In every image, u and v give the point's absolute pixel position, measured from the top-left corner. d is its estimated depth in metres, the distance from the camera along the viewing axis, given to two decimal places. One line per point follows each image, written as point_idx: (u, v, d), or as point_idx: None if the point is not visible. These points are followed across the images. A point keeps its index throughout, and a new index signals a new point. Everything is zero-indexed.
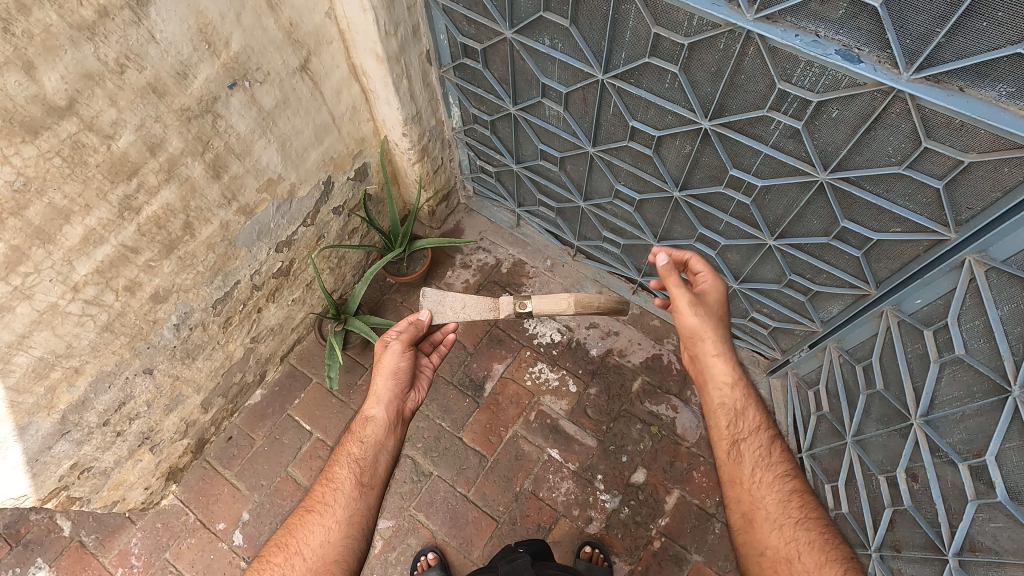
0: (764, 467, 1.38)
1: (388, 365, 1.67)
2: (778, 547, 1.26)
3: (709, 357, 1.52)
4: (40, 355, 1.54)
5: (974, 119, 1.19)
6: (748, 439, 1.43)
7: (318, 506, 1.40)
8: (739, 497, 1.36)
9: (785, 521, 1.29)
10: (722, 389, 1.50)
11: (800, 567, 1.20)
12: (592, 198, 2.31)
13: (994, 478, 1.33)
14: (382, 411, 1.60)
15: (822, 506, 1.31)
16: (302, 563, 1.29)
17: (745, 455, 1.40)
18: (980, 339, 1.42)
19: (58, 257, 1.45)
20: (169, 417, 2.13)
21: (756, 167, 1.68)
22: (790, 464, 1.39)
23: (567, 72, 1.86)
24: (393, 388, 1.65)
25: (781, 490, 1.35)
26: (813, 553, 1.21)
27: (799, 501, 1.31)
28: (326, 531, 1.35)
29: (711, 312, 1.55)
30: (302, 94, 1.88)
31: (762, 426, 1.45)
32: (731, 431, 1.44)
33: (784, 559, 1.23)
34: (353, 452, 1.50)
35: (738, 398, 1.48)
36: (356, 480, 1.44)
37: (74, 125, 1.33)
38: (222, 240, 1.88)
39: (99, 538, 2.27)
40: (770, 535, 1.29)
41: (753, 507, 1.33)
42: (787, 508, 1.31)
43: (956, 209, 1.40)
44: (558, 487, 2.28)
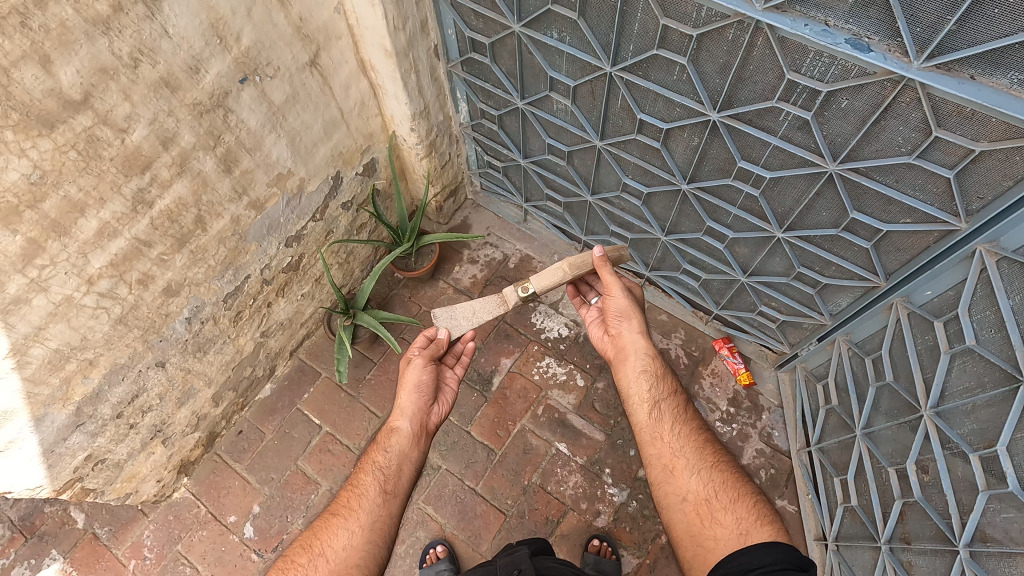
0: (682, 424, 1.52)
1: (411, 378, 1.67)
2: (698, 491, 1.37)
3: (631, 333, 1.67)
4: (55, 346, 1.56)
5: (986, 107, 1.19)
6: (665, 401, 1.57)
7: (343, 511, 1.44)
8: (660, 453, 1.47)
9: (701, 466, 1.42)
10: (644, 358, 1.63)
11: (719, 505, 1.33)
12: (599, 192, 2.31)
13: (1006, 468, 1.32)
14: (405, 422, 1.62)
15: (728, 453, 1.48)
16: (325, 564, 1.32)
17: (665, 415, 1.54)
18: (991, 329, 1.42)
19: (73, 250, 1.47)
20: (181, 410, 2.15)
21: (765, 158, 1.68)
22: (700, 422, 1.56)
23: (575, 66, 1.86)
24: (417, 401, 1.65)
25: (696, 441, 1.49)
26: (727, 491, 1.36)
27: (711, 450, 1.47)
28: (350, 534, 1.38)
29: (632, 297, 1.73)
30: (311, 88, 1.89)
31: (678, 390, 1.61)
32: (652, 394, 1.57)
33: (704, 501, 1.35)
34: (377, 461, 1.53)
35: (657, 365, 1.62)
36: (380, 488, 1.47)
37: (89, 119, 1.35)
38: (233, 234, 1.90)
39: (112, 530, 2.29)
40: (689, 480, 1.40)
41: (673, 457, 1.45)
42: (701, 455, 1.45)
43: (967, 198, 1.40)
44: (567, 481, 2.29)
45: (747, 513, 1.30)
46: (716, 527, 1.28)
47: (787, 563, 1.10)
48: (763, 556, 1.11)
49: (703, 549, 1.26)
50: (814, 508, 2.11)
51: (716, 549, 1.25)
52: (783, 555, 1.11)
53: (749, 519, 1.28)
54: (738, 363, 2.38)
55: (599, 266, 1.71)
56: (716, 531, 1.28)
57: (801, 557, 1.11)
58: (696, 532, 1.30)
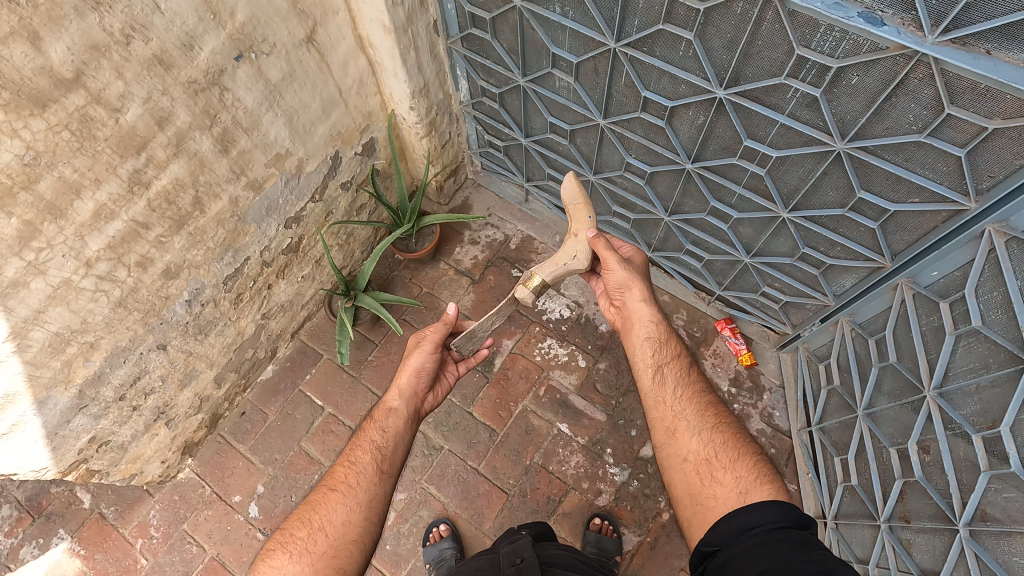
0: (684, 386, 1.52)
1: (414, 363, 1.67)
2: (699, 451, 1.37)
3: (635, 301, 1.65)
4: (56, 330, 1.55)
5: (1001, 83, 1.16)
6: (669, 365, 1.56)
7: (341, 487, 1.42)
8: (663, 415, 1.47)
9: (702, 427, 1.42)
10: (648, 325, 1.62)
11: (719, 464, 1.33)
12: (602, 171, 2.28)
13: (1008, 449, 1.32)
14: (403, 403, 1.62)
15: (731, 413, 1.47)
16: (325, 538, 1.31)
17: (669, 378, 1.53)
18: (997, 310, 1.41)
19: (70, 232, 1.45)
20: (184, 392, 2.16)
21: (771, 137, 1.66)
22: (704, 383, 1.55)
23: (578, 41, 1.82)
24: (416, 385, 1.66)
25: (699, 402, 1.48)
26: (728, 451, 1.35)
27: (713, 411, 1.46)
28: (348, 510, 1.37)
29: (634, 265, 1.70)
30: (308, 66, 1.85)
31: (681, 353, 1.60)
32: (655, 359, 1.57)
33: (704, 460, 1.35)
34: (374, 439, 1.51)
35: (661, 331, 1.61)
36: (377, 467, 1.46)
37: (82, 98, 1.32)
38: (232, 216, 1.88)
39: (118, 510, 2.32)
40: (690, 441, 1.39)
41: (675, 418, 1.45)
42: (703, 416, 1.45)
43: (978, 177, 1.38)
44: (568, 461, 2.30)
45: (747, 472, 1.29)
46: (715, 486, 1.28)
47: (788, 522, 1.10)
48: (767, 513, 1.11)
49: (703, 507, 1.27)
50: (813, 487, 2.13)
51: (715, 507, 1.25)
52: (785, 513, 1.11)
53: (748, 478, 1.28)
54: (740, 344, 2.38)
55: (593, 243, 1.66)
56: (716, 490, 1.28)
57: (800, 514, 1.13)
58: (696, 491, 1.31)
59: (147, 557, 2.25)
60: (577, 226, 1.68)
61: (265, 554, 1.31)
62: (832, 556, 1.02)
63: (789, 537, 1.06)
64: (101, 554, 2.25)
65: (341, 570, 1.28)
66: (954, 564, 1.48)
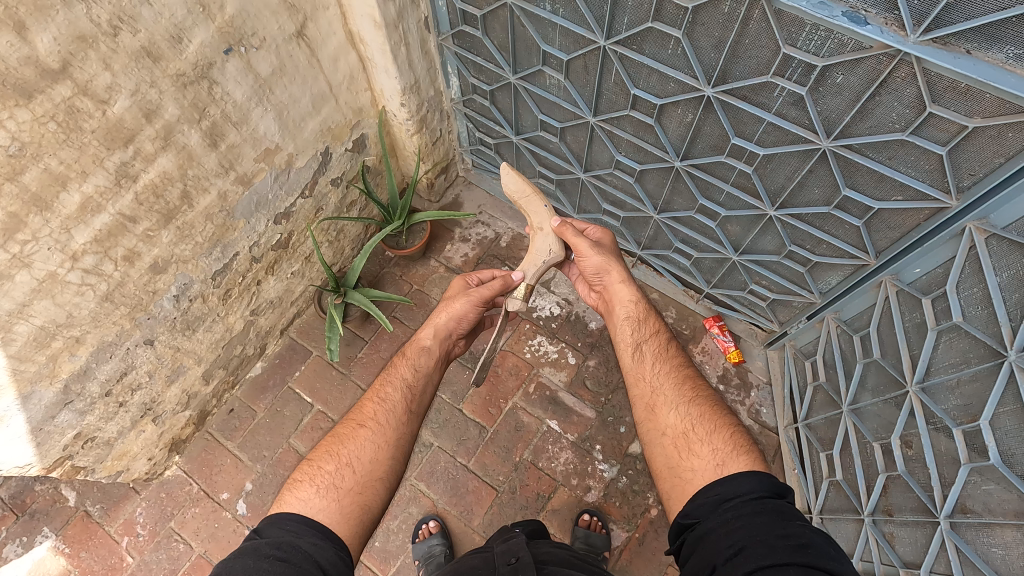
0: (663, 362, 1.54)
1: (458, 309, 1.70)
2: (677, 426, 1.37)
3: (614, 284, 1.68)
4: (40, 323, 1.54)
5: (980, 82, 1.19)
6: (648, 344, 1.58)
7: (370, 423, 1.46)
8: (642, 392, 1.48)
9: (679, 401, 1.43)
10: (628, 306, 1.65)
11: (696, 437, 1.33)
12: (592, 169, 2.30)
13: (988, 443, 1.34)
14: (436, 344, 1.69)
15: (710, 387, 1.49)
16: (352, 474, 1.34)
17: (647, 356, 1.55)
18: (978, 307, 1.43)
19: (55, 225, 1.44)
20: (171, 388, 2.14)
21: (758, 135, 1.68)
22: (682, 360, 1.57)
23: (568, 39, 1.83)
24: (451, 326, 1.71)
25: (676, 377, 1.50)
26: (705, 424, 1.36)
27: (691, 386, 1.47)
28: (376, 448, 1.41)
29: (607, 248, 1.73)
30: (299, 60, 1.85)
31: (660, 332, 1.62)
32: (634, 338, 1.59)
33: (682, 434, 1.35)
34: (406, 377, 1.59)
35: (641, 311, 1.64)
36: (406, 406, 1.52)
37: (68, 89, 1.31)
38: (221, 210, 1.87)
39: (104, 507, 2.30)
40: (669, 416, 1.40)
41: (654, 395, 1.46)
42: (681, 390, 1.46)
43: (958, 175, 1.40)
44: (557, 458, 2.31)
45: (724, 444, 1.29)
46: (693, 459, 1.29)
47: (766, 492, 1.13)
48: (744, 484, 1.14)
49: (681, 479, 1.27)
50: (800, 483, 2.15)
51: (693, 479, 1.25)
52: (763, 482, 1.15)
53: (724, 449, 1.28)
54: (728, 341, 2.40)
55: (560, 231, 1.67)
56: (693, 462, 1.28)
57: (776, 483, 1.15)
58: (675, 464, 1.31)
59: (133, 555, 2.23)
60: (536, 219, 1.68)
61: (291, 483, 1.33)
62: (808, 526, 1.04)
63: (766, 507, 1.09)
64: (86, 552, 2.23)
65: (369, 505, 1.32)
66: (936, 556, 1.51)
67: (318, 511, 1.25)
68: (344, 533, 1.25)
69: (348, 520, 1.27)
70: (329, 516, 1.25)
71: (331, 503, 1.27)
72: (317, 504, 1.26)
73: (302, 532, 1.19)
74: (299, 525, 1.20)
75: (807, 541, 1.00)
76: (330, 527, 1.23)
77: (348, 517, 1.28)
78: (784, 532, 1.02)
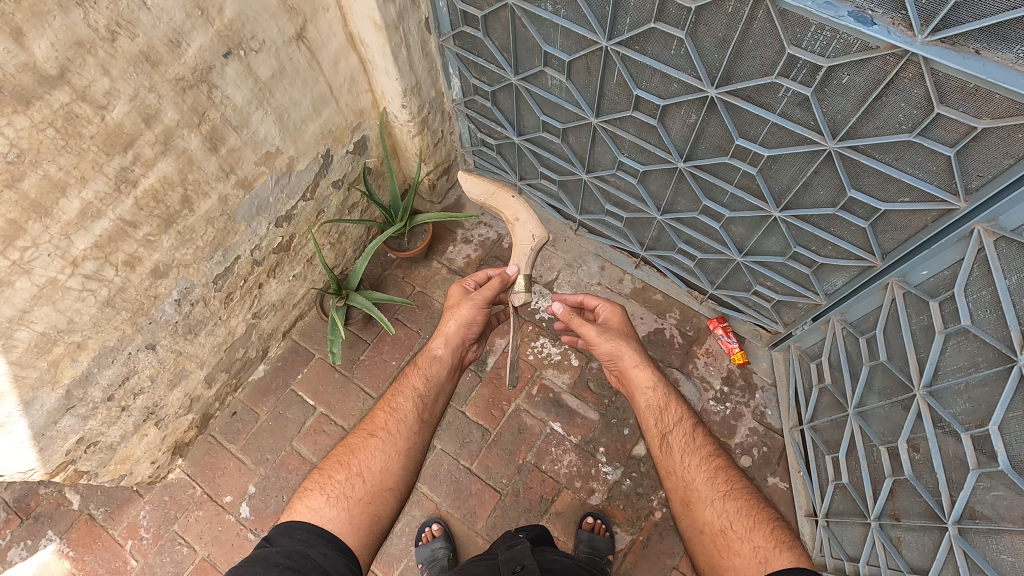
0: (692, 453, 1.55)
1: (465, 315, 1.70)
2: (715, 522, 1.42)
3: (630, 369, 1.69)
4: (42, 329, 1.53)
5: (989, 83, 1.16)
6: (673, 432, 1.60)
7: (381, 433, 1.50)
8: (676, 487, 1.52)
9: (715, 496, 1.46)
10: (647, 392, 1.66)
11: (735, 535, 1.37)
12: (594, 170, 2.28)
13: (997, 448, 1.32)
14: (447, 352, 1.69)
15: (743, 477, 1.51)
16: (362, 484, 1.38)
17: (673, 447, 1.57)
18: (987, 309, 1.41)
19: (55, 231, 1.43)
20: (174, 392, 2.14)
21: (763, 136, 1.66)
22: (713, 443, 1.59)
23: (570, 40, 1.81)
24: (462, 335, 1.71)
25: (708, 468, 1.52)
26: (742, 519, 1.40)
27: (724, 477, 1.50)
28: (387, 458, 1.45)
29: (614, 330, 1.74)
30: (299, 63, 1.84)
31: (685, 416, 1.62)
32: (659, 427, 1.61)
33: (721, 532, 1.40)
34: (418, 387, 1.61)
35: (661, 397, 1.64)
36: (417, 416, 1.56)
37: (66, 95, 1.30)
38: (221, 214, 1.86)
39: (108, 511, 2.30)
40: (705, 512, 1.45)
41: (688, 490, 1.50)
42: (715, 483, 1.49)
43: (967, 176, 1.38)
44: (561, 460, 2.30)
45: (765, 541, 1.34)
46: (735, 558, 1.33)
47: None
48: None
49: None
50: (805, 486, 2.13)
51: None
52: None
53: (766, 546, 1.32)
54: (732, 343, 2.38)
55: (567, 319, 1.69)
56: (735, 561, 1.33)
57: None
58: (717, 563, 1.36)
59: (137, 558, 2.23)
60: (510, 210, 1.77)
61: (304, 492, 1.37)
62: None
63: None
64: (90, 555, 2.24)
65: (378, 514, 1.36)
66: (944, 561, 1.49)
67: (328, 520, 1.29)
68: (355, 543, 1.29)
69: (358, 530, 1.31)
70: (339, 526, 1.29)
71: (341, 513, 1.31)
72: (328, 513, 1.31)
73: (312, 541, 1.23)
74: (309, 534, 1.24)
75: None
76: (340, 536, 1.27)
77: (358, 527, 1.32)
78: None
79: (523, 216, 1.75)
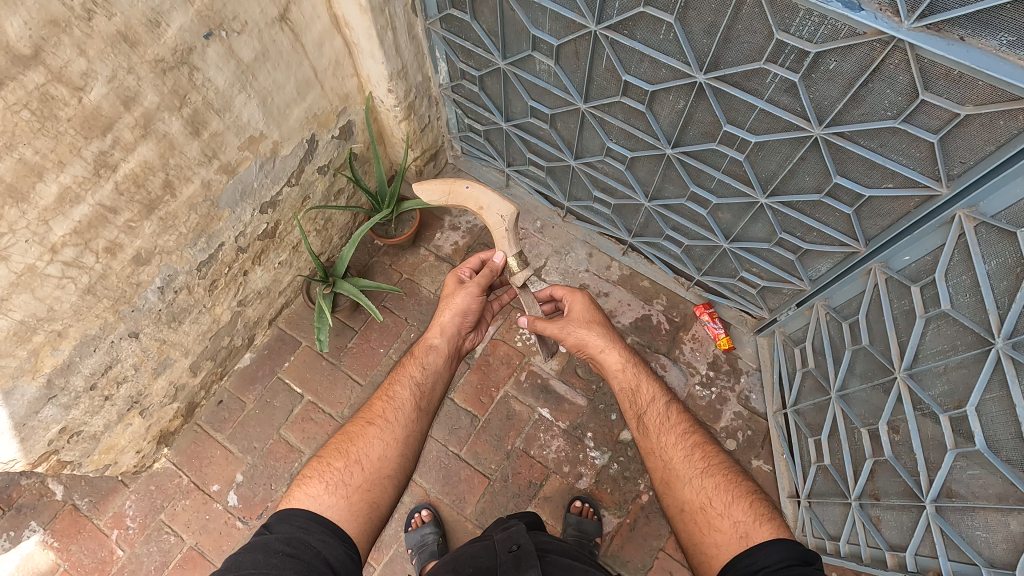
0: (669, 433, 1.58)
1: (460, 303, 1.76)
2: (694, 500, 1.43)
3: (600, 355, 1.75)
4: (20, 318, 1.50)
5: (973, 69, 1.18)
6: (648, 412, 1.65)
7: (380, 421, 1.50)
8: (657, 466, 1.55)
9: (692, 475, 1.47)
10: (619, 373, 1.73)
11: (714, 511, 1.38)
12: (583, 156, 2.28)
13: (974, 428, 1.36)
14: (444, 342, 1.74)
15: (718, 453, 1.52)
16: (361, 472, 1.38)
17: (648, 427, 1.62)
18: (966, 294, 1.44)
19: (33, 217, 1.39)
20: (158, 380, 2.11)
21: (750, 122, 1.66)
22: (693, 424, 1.61)
23: (559, 24, 1.79)
24: (459, 322, 1.76)
25: (684, 446, 1.54)
26: (720, 496, 1.40)
27: (701, 455, 1.52)
28: (386, 445, 1.46)
29: (579, 320, 1.78)
30: (282, 46, 1.80)
31: (658, 397, 1.66)
32: (635, 409, 1.67)
33: (700, 509, 1.41)
34: (415, 376, 1.63)
35: (631, 377, 1.71)
36: (416, 405, 1.57)
37: (41, 76, 1.26)
38: (205, 200, 1.83)
39: (92, 501, 2.28)
40: (684, 490, 1.46)
41: (667, 470, 1.52)
42: (691, 462, 1.50)
43: (950, 163, 1.40)
44: (549, 445, 2.32)
45: (744, 515, 1.34)
46: (716, 534, 1.34)
47: (791, 559, 1.16)
48: (770, 555, 1.18)
49: (707, 555, 1.33)
50: (788, 468, 2.18)
51: (719, 555, 1.30)
52: (789, 552, 1.18)
53: (745, 521, 1.32)
54: (718, 328, 2.40)
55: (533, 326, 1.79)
56: (716, 537, 1.33)
57: (804, 551, 1.19)
58: (699, 540, 1.37)
59: (123, 548, 2.22)
60: (467, 201, 1.73)
61: (303, 478, 1.37)
62: None
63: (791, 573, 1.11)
64: (75, 545, 2.22)
65: (377, 502, 1.36)
66: (921, 538, 1.54)
67: (328, 507, 1.29)
68: (354, 530, 1.28)
69: (356, 516, 1.31)
70: (338, 513, 1.29)
71: (340, 500, 1.31)
72: (328, 500, 1.30)
73: (312, 528, 1.22)
74: (308, 522, 1.23)
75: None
76: (339, 524, 1.27)
77: (357, 514, 1.31)
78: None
79: (486, 203, 1.72)
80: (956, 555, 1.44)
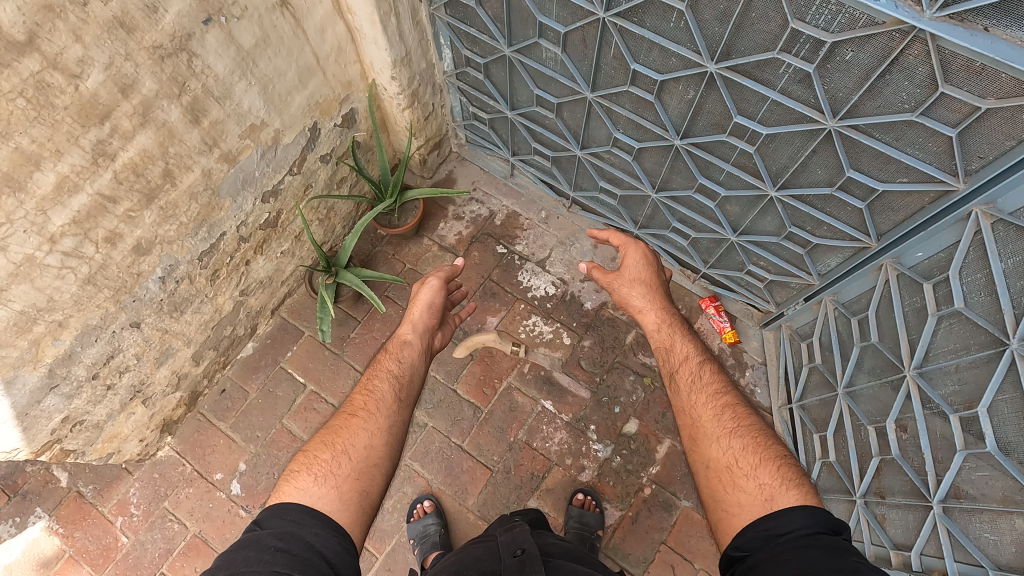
0: (701, 390, 1.56)
1: (425, 298, 1.84)
2: (721, 458, 1.40)
3: (640, 312, 1.81)
4: (21, 308, 1.49)
5: (996, 62, 1.14)
6: (681, 370, 1.64)
7: (362, 413, 1.50)
8: (686, 422, 1.53)
9: (721, 433, 1.45)
10: (655, 331, 1.76)
11: (740, 472, 1.35)
12: (589, 146, 2.24)
13: (985, 429, 1.34)
14: (416, 337, 1.77)
15: (749, 413, 1.49)
16: (349, 461, 1.37)
17: (679, 384, 1.61)
18: (981, 293, 1.41)
19: (30, 207, 1.37)
20: (161, 369, 2.11)
21: (762, 114, 1.62)
22: (726, 383, 1.58)
23: (567, 10, 1.75)
24: (427, 318, 1.82)
25: (715, 405, 1.52)
26: (748, 457, 1.37)
27: (733, 413, 1.49)
28: (370, 434, 1.45)
29: (624, 276, 1.86)
30: (283, 31, 1.76)
31: (694, 354, 1.66)
32: (668, 367, 1.66)
33: (725, 468, 1.38)
34: (392, 368, 1.65)
35: (666, 336, 1.73)
36: (396, 396, 1.57)
37: (37, 63, 1.23)
38: (205, 189, 1.80)
39: (97, 488, 2.29)
40: (711, 447, 1.44)
41: (695, 426, 1.50)
42: (721, 420, 1.48)
43: (967, 158, 1.36)
44: (552, 437, 2.31)
45: (771, 478, 1.31)
46: (740, 493, 1.31)
47: (817, 528, 1.14)
48: (797, 521, 1.15)
49: (728, 514, 1.30)
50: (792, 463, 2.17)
51: (741, 514, 1.28)
52: (817, 519, 1.16)
53: (771, 484, 1.30)
54: (724, 322, 2.38)
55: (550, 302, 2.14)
56: (740, 497, 1.30)
57: (830, 520, 1.16)
58: (720, 498, 1.35)
59: (128, 535, 2.23)
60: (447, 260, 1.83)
61: (290, 473, 1.35)
62: (863, 560, 1.04)
63: (817, 543, 1.10)
64: (80, 532, 2.24)
65: (368, 490, 1.35)
66: (927, 538, 1.53)
67: (318, 499, 1.27)
68: (346, 520, 1.27)
69: (348, 505, 1.29)
70: (330, 504, 1.27)
71: (330, 490, 1.29)
72: (317, 492, 1.29)
73: (304, 522, 1.20)
74: (300, 515, 1.22)
75: (856, 570, 1.00)
76: (331, 515, 1.25)
77: (348, 504, 1.30)
78: (832, 563, 1.03)
79: None
80: (963, 556, 1.42)
